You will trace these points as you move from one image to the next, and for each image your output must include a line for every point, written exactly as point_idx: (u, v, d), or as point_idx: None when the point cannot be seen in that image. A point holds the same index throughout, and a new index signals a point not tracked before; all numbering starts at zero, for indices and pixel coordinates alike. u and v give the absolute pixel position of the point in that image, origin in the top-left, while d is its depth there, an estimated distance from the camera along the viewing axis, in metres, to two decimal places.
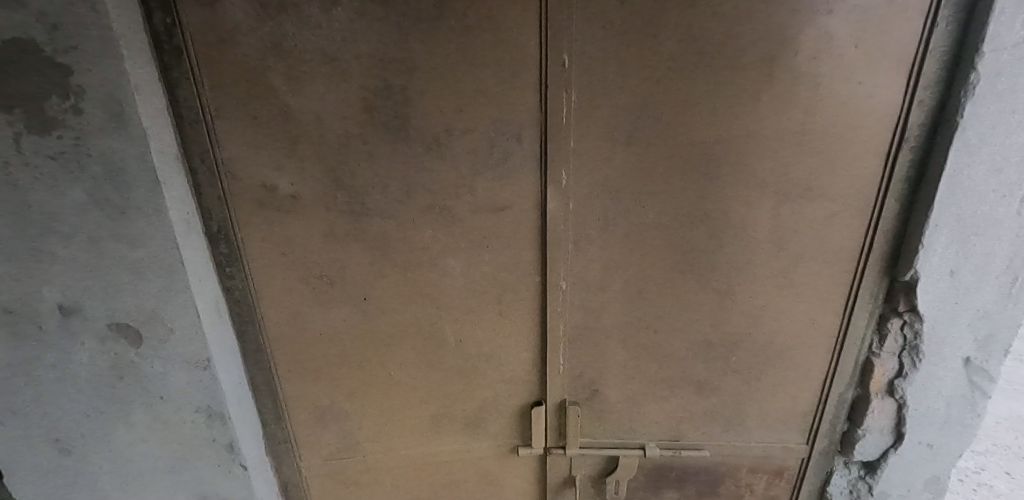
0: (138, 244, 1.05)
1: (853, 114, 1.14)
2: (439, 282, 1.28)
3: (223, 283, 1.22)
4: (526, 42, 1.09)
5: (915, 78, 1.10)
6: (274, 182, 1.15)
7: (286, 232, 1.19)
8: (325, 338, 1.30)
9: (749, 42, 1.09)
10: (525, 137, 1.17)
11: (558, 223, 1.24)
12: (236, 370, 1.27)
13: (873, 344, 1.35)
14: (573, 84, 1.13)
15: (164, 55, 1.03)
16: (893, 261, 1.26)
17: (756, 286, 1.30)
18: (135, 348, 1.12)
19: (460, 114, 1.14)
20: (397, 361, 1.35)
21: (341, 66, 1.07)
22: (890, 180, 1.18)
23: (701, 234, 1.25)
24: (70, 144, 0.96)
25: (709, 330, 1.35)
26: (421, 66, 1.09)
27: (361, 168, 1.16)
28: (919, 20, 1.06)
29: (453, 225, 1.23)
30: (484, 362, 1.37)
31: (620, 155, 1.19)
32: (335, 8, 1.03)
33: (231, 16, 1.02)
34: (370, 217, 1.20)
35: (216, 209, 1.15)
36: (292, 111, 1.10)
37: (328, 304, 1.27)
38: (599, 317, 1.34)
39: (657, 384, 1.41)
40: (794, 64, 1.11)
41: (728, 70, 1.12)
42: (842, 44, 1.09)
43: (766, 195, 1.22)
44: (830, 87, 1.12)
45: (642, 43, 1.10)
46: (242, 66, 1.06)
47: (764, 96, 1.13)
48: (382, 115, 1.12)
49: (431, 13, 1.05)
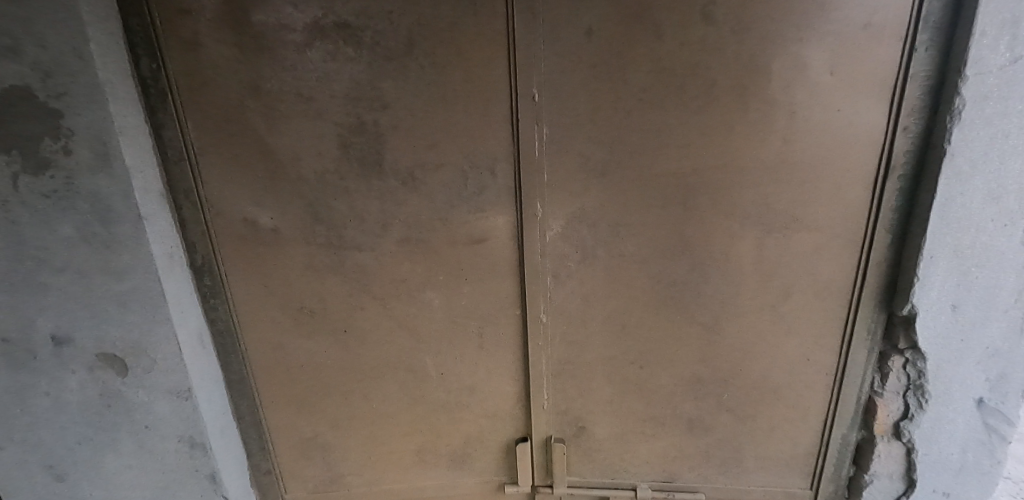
0: (123, 277, 1.09)
1: (834, 142, 1.10)
2: (418, 315, 1.28)
3: (208, 314, 1.25)
4: (496, 78, 1.10)
5: (897, 104, 1.06)
6: (255, 216, 1.19)
7: (267, 265, 1.23)
8: (308, 370, 1.32)
9: (720, 72, 1.08)
10: (499, 170, 1.17)
11: (535, 255, 1.23)
12: (220, 400, 1.29)
13: (875, 383, 1.27)
14: (543, 116, 1.13)
15: (151, 99, 1.09)
16: (889, 296, 1.19)
17: (744, 320, 1.25)
18: (122, 378, 1.16)
19: (433, 148, 1.15)
20: (379, 394, 1.35)
21: (316, 104, 1.11)
22: (879, 210, 1.13)
23: (683, 266, 1.22)
24: (61, 183, 1.02)
25: (698, 366, 1.30)
26: (393, 103, 1.12)
27: (338, 202, 1.18)
28: (896, 45, 1.03)
29: (430, 258, 1.23)
30: (466, 396, 1.36)
31: (595, 187, 1.18)
32: (309, 49, 1.07)
33: (211, 60, 1.07)
34: (348, 249, 1.22)
35: (200, 242, 1.19)
36: (271, 149, 1.14)
37: (310, 335, 1.29)
38: (582, 352, 1.31)
39: (646, 421, 1.36)
40: (768, 92, 1.08)
41: (700, 101, 1.10)
42: (817, 71, 1.06)
43: (748, 226, 1.18)
44: (808, 115, 1.09)
45: (610, 75, 1.10)
46: (224, 107, 1.11)
47: (739, 125, 1.11)
48: (357, 151, 1.15)
49: (401, 52, 1.08)
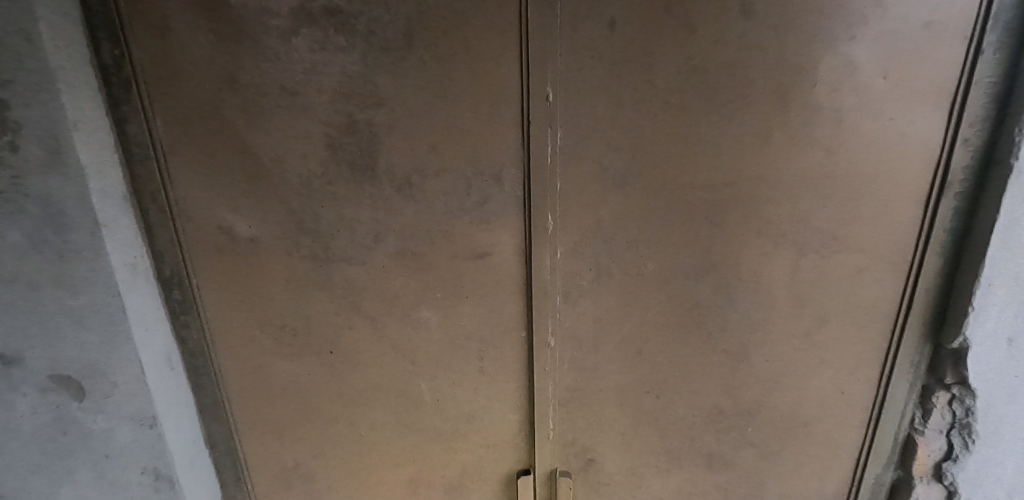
0: (79, 291, 0.95)
1: (884, 154, 0.98)
2: (413, 336, 1.15)
3: (177, 332, 1.12)
4: (506, 75, 0.98)
5: (957, 113, 0.96)
6: (231, 224, 1.05)
7: (244, 279, 1.09)
8: (289, 395, 1.18)
9: (759, 73, 0.96)
10: (507, 178, 1.04)
11: (544, 273, 1.11)
12: (190, 427, 1.15)
13: (915, 420, 1.15)
14: (558, 119, 1.00)
15: (113, 89, 0.95)
16: (937, 325, 1.08)
17: (773, 349, 1.13)
18: (79, 402, 1.00)
19: (434, 152, 1.02)
20: (368, 421, 1.21)
21: (302, 100, 0.98)
22: (931, 231, 1.02)
23: (708, 288, 1.10)
24: (6, 183, 0.87)
25: (721, 396, 1.18)
26: (389, 101, 0.99)
27: (324, 210, 1.05)
28: (959, 48, 0.92)
29: (427, 273, 1.11)
30: (464, 425, 1.23)
31: (613, 199, 1.05)
32: (294, 38, 0.94)
33: (183, 46, 0.94)
34: (335, 262, 1.09)
35: (169, 252, 1.06)
36: (251, 150, 1.01)
37: (291, 357, 1.15)
38: (593, 379, 1.19)
39: (661, 456, 1.24)
40: (812, 98, 0.96)
41: (735, 105, 0.98)
42: (869, 74, 0.94)
43: (783, 245, 1.06)
44: (856, 123, 0.97)
45: (635, 73, 0.97)
46: (198, 101, 0.98)
47: (777, 133, 0.99)
48: (347, 153, 1.02)
49: (399, 43, 0.95)
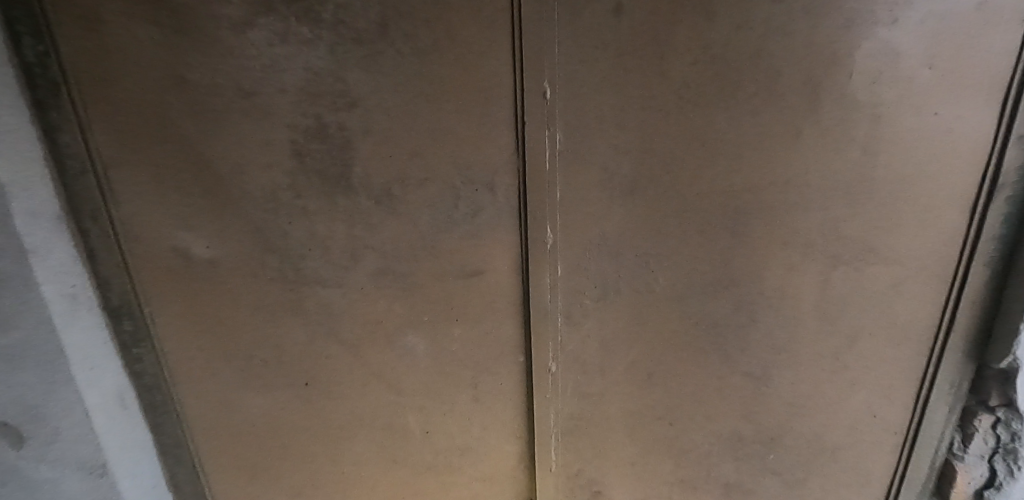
0: (8, 330, 0.80)
1: (926, 154, 0.87)
2: (398, 364, 1.03)
3: (131, 367, 0.98)
4: (498, 69, 0.85)
5: (1011, 107, 0.85)
6: (187, 244, 0.92)
7: (205, 305, 0.96)
8: (261, 431, 1.06)
9: (787, 63, 0.84)
10: (500, 187, 0.92)
11: (544, 292, 0.99)
12: (150, 471, 1.02)
13: (953, 444, 1.05)
14: (557, 119, 0.88)
15: (39, 92, 0.79)
16: (981, 343, 0.98)
17: (799, 370, 1.02)
18: (17, 451, 0.86)
19: (416, 159, 0.90)
20: (351, 457, 1.09)
21: (262, 102, 0.85)
22: (978, 239, 0.92)
23: (727, 305, 0.98)
24: None
25: (741, 423, 1.07)
26: (363, 101, 0.86)
27: (293, 226, 0.92)
28: (1015, 31, 0.81)
29: (413, 295, 0.99)
30: (458, 458, 1.11)
31: (620, 208, 0.93)
32: (250, 29, 0.81)
33: (120, 41, 0.80)
34: (308, 285, 0.96)
35: (116, 278, 0.92)
36: (205, 160, 0.87)
37: (262, 390, 1.03)
38: (599, 406, 1.07)
39: (674, 486, 1.13)
40: (847, 91, 0.84)
41: (759, 100, 0.86)
42: (913, 63, 0.83)
43: (810, 257, 0.94)
44: (897, 120, 0.85)
45: (647, 66, 0.85)
46: (141, 104, 0.83)
47: (806, 131, 0.87)
48: (317, 162, 0.89)
49: (373, 33, 0.82)
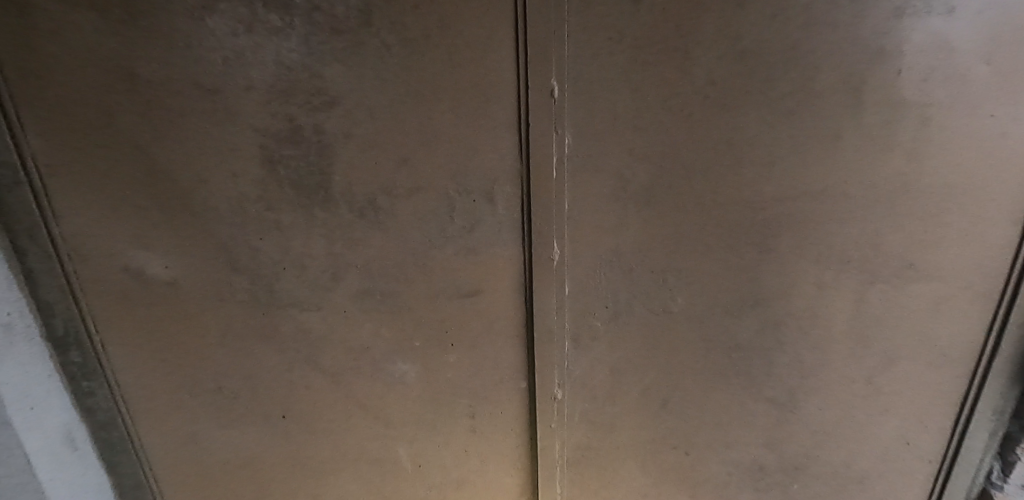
0: None
1: (978, 160, 0.78)
2: (386, 393, 0.93)
3: (81, 402, 0.86)
4: (499, 64, 0.74)
5: None
6: (142, 264, 0.80)
7: (165, 333, 0.84)
8: (233, 468, 0.95)
9: (828, 58, 0.74)
10: (500, 197, 0.81)
11: (549, 314, 0.89)
12: None
13: (993, 472, 0.97)
14: (566, 121, 0.77)
15: None
16: None
17: (828, 396, 0.93)
18: None
19: (406, 166, 0.79)
20: (335, 493, 0.99)
21: (225, 102, 0.73)
22: None
23: (751, 327, 0.89)
24: None
25: (762, 451, 0.98)
26: (344, 100, 0.75)
27: (265, 243, 0.81)
28: None
29: (402, 317, 0.88)
30: (453, 492, 1.01)
31: (636, 222, 0.83)
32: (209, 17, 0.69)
33: (52, 30, 0.67)
34: (284, 308, 0.85)
35: (59, 305, 0.80)
36: (160, 169, 0.75)
37: (233, 424, 0.92)
38: (608, 435, 0.98)
39: None
40: (893, 90, 0.75)
41: (794, 100, 0.76)
42: (969, 59, 0.73)
43: (845, 274, 0.85)
44: (947, 122, 0.76)
45: (669, 61, 0.74)
46: (81, 104, 0.71)
47: (846, 135, 0.77)
48: (291, 170, 0.78)
49: (355, 22, 0.71)
